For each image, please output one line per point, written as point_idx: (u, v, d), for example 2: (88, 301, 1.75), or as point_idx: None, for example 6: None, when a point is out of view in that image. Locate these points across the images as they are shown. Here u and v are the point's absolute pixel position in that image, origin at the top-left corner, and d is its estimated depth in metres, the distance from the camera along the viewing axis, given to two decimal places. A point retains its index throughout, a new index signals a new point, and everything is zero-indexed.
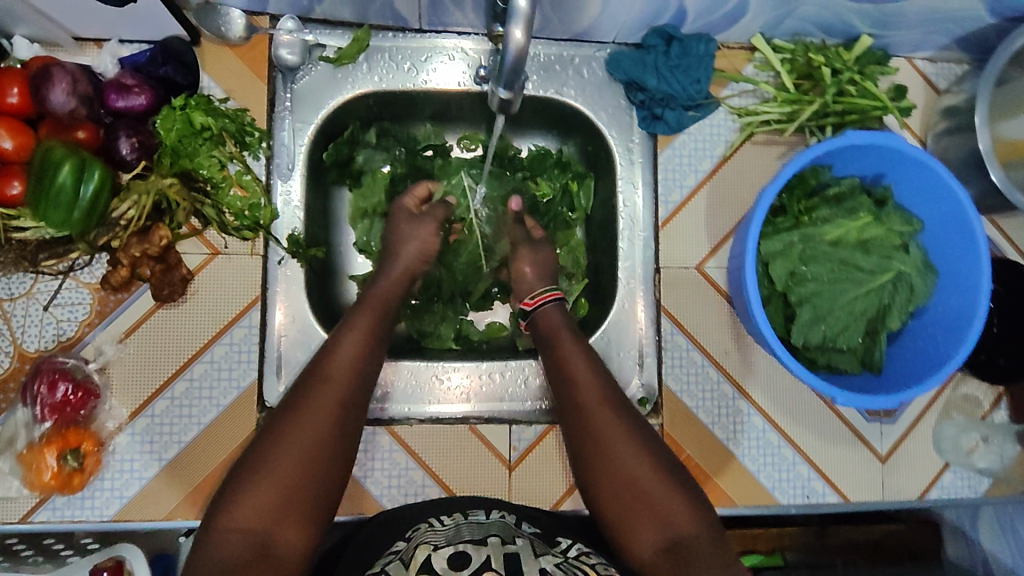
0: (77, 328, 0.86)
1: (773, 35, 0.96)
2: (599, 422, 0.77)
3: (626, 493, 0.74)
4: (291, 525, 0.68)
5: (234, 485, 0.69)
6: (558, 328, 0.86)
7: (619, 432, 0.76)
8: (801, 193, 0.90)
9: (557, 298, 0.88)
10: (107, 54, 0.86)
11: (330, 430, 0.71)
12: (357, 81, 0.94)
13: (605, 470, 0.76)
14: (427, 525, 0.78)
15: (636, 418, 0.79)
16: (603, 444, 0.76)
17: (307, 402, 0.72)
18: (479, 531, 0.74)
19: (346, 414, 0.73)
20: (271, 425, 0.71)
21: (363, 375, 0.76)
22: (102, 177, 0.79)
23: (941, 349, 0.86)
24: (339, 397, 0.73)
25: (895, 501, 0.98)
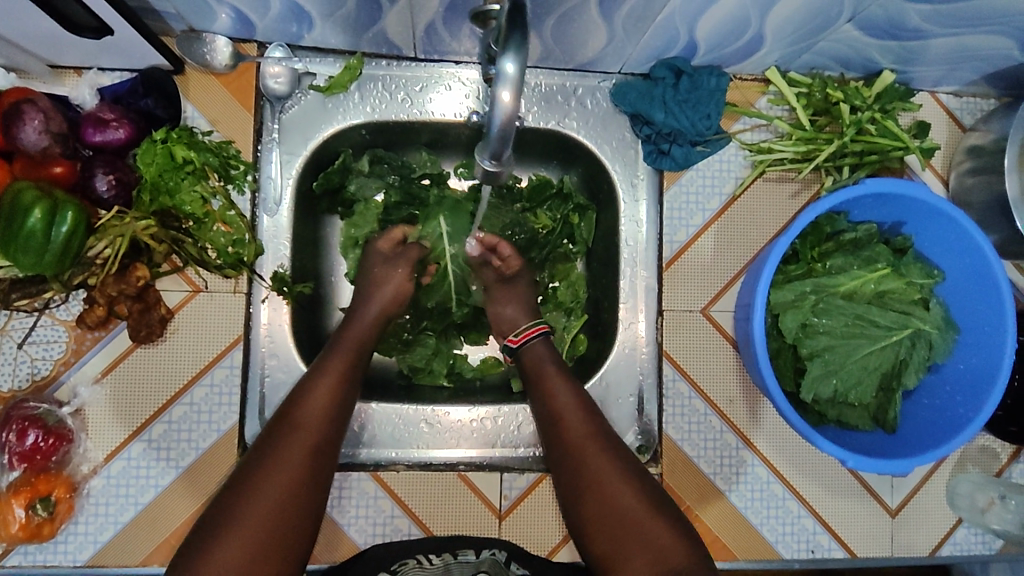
0: (53, 367, 0.82)
1: (789, 68, 0.90)
2: (587, 462, 0.76)
3: (617, 538, 0.72)
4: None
5: (204, 535, 0.66)
6: (545, 363, 0.84)
7: (608, 472, 0.75)
8: (814, 240, 0.85)
9: (545, 332, 0.87)
10: (85, 85, 0.83)
11: (303, 480, 0.70)
12: (349, 110, 0.89)
13: (591, 516, 0.74)
14: (415, 562, 0.80)
15: (626, 452, 0.78)
16: (590, 487, 0.75)
17: (278, 449, 0.71)
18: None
19: (317, 464, 0.72)
20: (243, 473, 0.70)
21: (334, 422, 0.76)
22: (75, 218, 0.75)
23: (960, 410, 0.81)
24: (310, 445, 0.72)
25: (904, 558, 0.93)
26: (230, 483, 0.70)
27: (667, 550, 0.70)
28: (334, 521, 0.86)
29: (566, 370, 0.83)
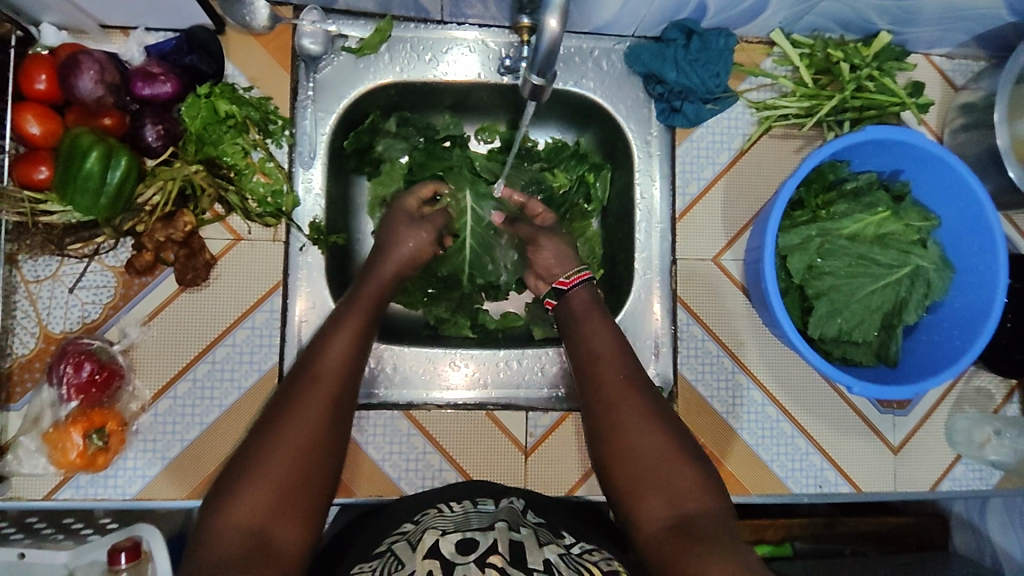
0: (102, 311, 0.86)
1: (792, 30, 0.96)
2: (617, 409, 0.79)
3: (639, 480, 0.74)
4: (290, 521, 0.66)
5: (227, 483, 0.68)
6: (589, 307, 0.88)
7: (637, 420, 0.78)
8: (819, 188, 0.91)
9: (589, 279, 0.90)
10: (133, 42, 0.88)
11: (321, 431, 0.71)
12: (379, 70, 0.94)
13: (615, 459, 0.77)
14: (435, 511, 0.80)
15: (659, 402, 0.80)
16: (617, 433, 0.77)
17: (301, 398, 0.72)
18: (486, 520, 0.75)
19: (339, 412, 0.73)
20: (267, 420, 0.71)
21: (353, 374, 0.77)
22: (128, 164, 0.80)
23: (956, 343, 0.87)
24: (332, 394, 0.73)
25: (907, 493, 0.98)
26: (256, 428, 0.71)
27: (686, 494, 0.73)
28: (370, 457, 0.91)
29: (609, 322, 0.87)
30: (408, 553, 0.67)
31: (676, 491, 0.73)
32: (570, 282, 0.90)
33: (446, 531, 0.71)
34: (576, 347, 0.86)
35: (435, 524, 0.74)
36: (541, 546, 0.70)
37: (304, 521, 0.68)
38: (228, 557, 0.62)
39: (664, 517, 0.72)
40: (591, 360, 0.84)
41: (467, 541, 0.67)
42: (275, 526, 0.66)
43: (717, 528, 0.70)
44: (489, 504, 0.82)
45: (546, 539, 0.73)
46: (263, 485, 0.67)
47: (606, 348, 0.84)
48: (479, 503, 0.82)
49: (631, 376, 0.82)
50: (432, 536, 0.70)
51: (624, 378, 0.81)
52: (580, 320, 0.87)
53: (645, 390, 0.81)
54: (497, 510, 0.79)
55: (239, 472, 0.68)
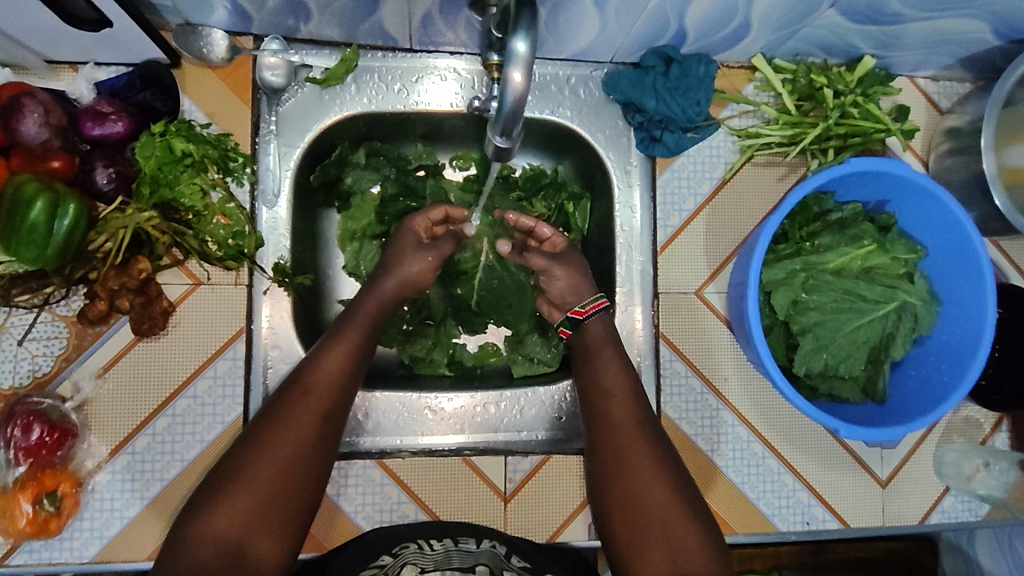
0: (54, 364, 0.82)
1: (774, 55, 0.93)
2: (627, 453, 0.77)
3: (641, 526, 0.73)
4: (267, 533, 0.67)
5: (211, 487, 0.68)
6: (602, 344, 0.85)
7: (647, 464, 0.76)
8: (803, 220, 0.87)
9: (603, 309, 0.87)
10: (82, 79, 0.83)
11: (307, 445, 0.71)
12: (345, 102, 0.90)
13: (618, 498, 0.75)
14: (415, 547, 0.79)
15: (667, 450, 0.79)
16: (625, 476, 0.76)
17: (289, 410, 0.72)
18: (468, 561, 0.76)
19: (327, 428, 0.73)
20: (252, 433, 0.71)
21: (345, 390, 0.76)
22: (77, 211, 0.75)
23: (945, 379, 0.84)
24: (322, 408, 0.73)
25: (896, 526, 0.96)
26: (244, 436, 0.71)
27: (689, 550, 0.71)
28: (342, 509, 0.87)
29: (622, 358, 0.84)
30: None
31: (679, 545, 0.71)
32: (586, 312, 0.88)
33: (424, 571, 0.73)
34: (586, 383, 0.84)
35: (415, 561, 0.75)
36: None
37: (281, 538, 0.68)
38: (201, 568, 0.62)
39: (663, 569, 0.70)
40: (600, 398, 0.82)
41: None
42: (251, 539, 0.66)
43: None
44: (472, 542, 0.81)
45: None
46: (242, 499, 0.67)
47: (616, 385, 0.82)
48: (459, 542, 0.80)
49: (643, 418, 0.80)
50: (410, 574, 0.73)
51: (636, 421, 0.79)
52: (594, 353, 0.85)
53: (654, 434, 0.79)
54: (478, 551, 0.78)
55: (220, 482, 0.68)
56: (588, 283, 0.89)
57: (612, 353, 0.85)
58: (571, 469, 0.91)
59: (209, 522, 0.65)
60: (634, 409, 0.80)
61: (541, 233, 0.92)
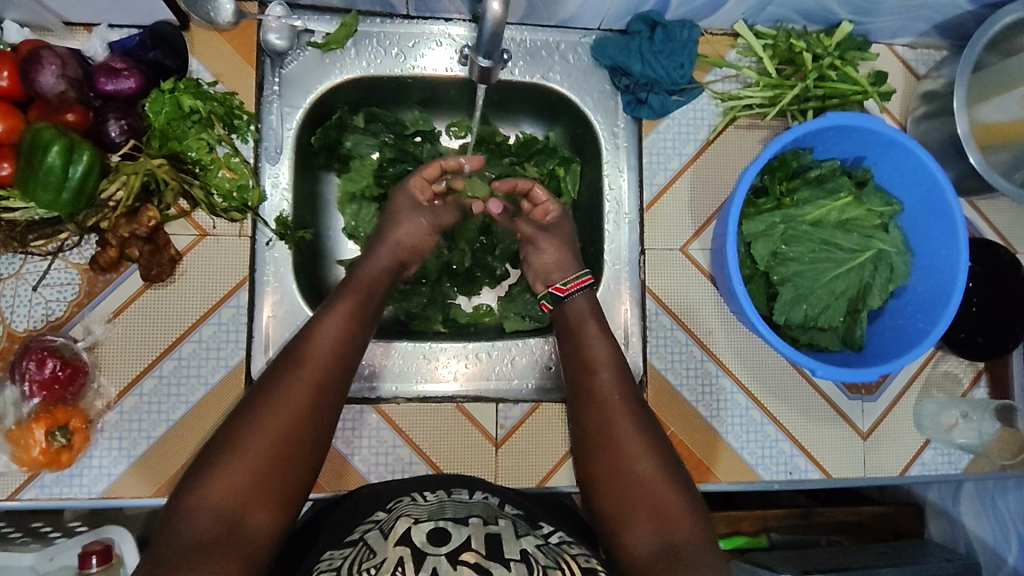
0: (66, 308, 0.86)
1: (756, 21, 0.97)
2: (615, 429, 0.80)
3: (629, 499, 0.75)
4: (263, 505, 0.69)
5: (206, 461, 0.70)
6: (585, 317, 0.89)
7: (633, 438, 0.79)
8: (783, 175, 0.91)
9: (588, 286, 0.91)
10: (96, 38, 0.87)
11: (304, 413, 0.74)
12: (345, 66, 0.95)
13: (607, 470, 0.78)
14: (409, 500, 0.81)
15: (654, 424, 0.81)
16: (613, 451, 0.78)
17: (283, 382, 0.75)
18: (462, 512, 0.77)
19: (324, 399, 0.75)
20: (249, 405, 0.73)
21: (342, 363, 0.79)
22: (91, 159, 0.79)
23: (920, 326, 0.87)
24: (316, 378, 0.76)
25: (876, 477, 0.98)
26: (239, 407, 0.73)
27: (674, 517, 0.73)
28: (339, 453, 0.90)
29: (604, 332, 0.88)
30: (380, 542, 0.70)
31: (665, 513, 0.73)
32: (568, 290, 0.92)
33: (419, 520, 0.73)
34: (573, 361, 0.87)
35: (409, 512, 0.76)
36: (518, 538, 0.73)
37: (277, 510, 0.70)
38: (200, 539, 0.64)
39: (650, 539, 0.72)
40: (587, 374, 0.85)
41: (440, 532, 0.70)
42: (250, 510, 0.68)
43: (703, 555, 0.70)
44: (465, 493, 0.83)
45: (523, 530, 0.76)
46: (239, 470, 0.69)
47: (603, 362, 0.85)
48: (453, 493, 0.82)
49: (628, 395, 0.83)
50: (405, 522, 0.73)
51: (623, 397, 0.82)
52: (579, 328, 0.89)
53: (641, 409, 0.82)
54: (472, 502, 0.80)
55: (217, 454, 0.70)
56: (573, 260, 0.95)
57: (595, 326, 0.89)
58: (560, 417, 0.93)
59: (209, 492, 0.67)
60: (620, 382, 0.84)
61: (536, 197, 0.97)
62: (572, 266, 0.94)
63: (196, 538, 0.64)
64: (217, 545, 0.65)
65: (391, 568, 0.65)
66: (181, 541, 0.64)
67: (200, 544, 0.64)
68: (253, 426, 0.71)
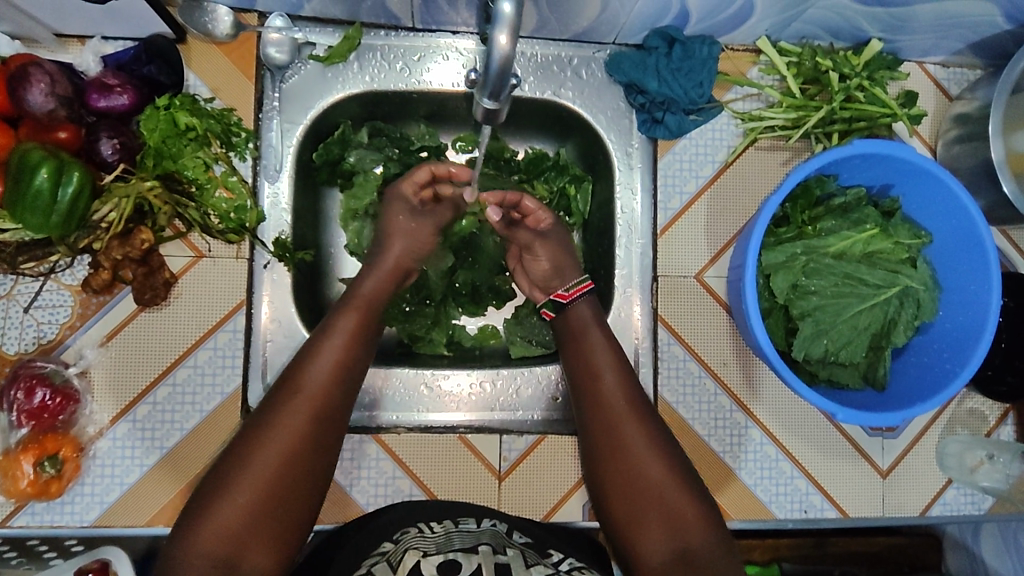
0: (58, 331, 0.83)
1: (779, 38, 0.92)
2: (624, 436, 0.76)
3: (641, 510, 0.73)
4: (257, 546, 0.65)
5: (197, 503, 0.66)
6: (588, 324, 0.84)
7: (644, 445, 0.75)
8: (805, 204, 0.87)
9: (589, 291, 0.86)
10: (89, 52, 0.85)
11: (301, 442, 0.69)
12: (348, 80, 0.91)
13: (619, 486, 0.75)
14: (416, 531, 0.77)
15: (663, 427, 0.78)
16: (624, 459, 0.75)
17: (276, 414, 0.70)
18: (470, 541, 0.74)
19: (322, 427, 0.70)
20: (240, 438, 0.69)
21: (342, 386, 0.74)
22: (81, 179, 0.77)
23: (946, 366, 0.83)
24: (313, 408, 0.71)
25: (896, 517, 0.95)
26: (230, 445, 0.69)
27: (689, 526, 0.71)
28: (338, 483, 0.88)
29: (608, 339, 0.82)
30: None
31: (679, 522, 0.72)
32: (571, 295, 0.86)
33: (428, 553, 0.71)
34: (573, 364, 0.82)
35: (417, 544, 0.73)
36: (527, 568, 0.71)
37: (274, 548, 0.66)
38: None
39: (664, 549, 0.71)
40: (590, 378, 0.80)
41: (451, 564, 0.69)
42: (243, 552, 0.64)
43: (721, 563, 0.70)
44: (472, 522, 0.80)
45: (533, 559, 0.73)
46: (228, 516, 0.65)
47: (606, 365, 0.80)
48: (459, 522, 0.79)
49: (634, 400, 0.78)
50: (414, 556, 0.70)
51: (630, 402, 0.78)
52: (581, 335, 0.83)
53: (648, 412, 0.78)
54: (480, 530, 0.77)
55: (208, 495, 0.66)
56: (571, 267, 0.90)
57: (598, 332, 0.83)
58: (566, 449, 0.91)
59: (200, 535, 0.64)
60: (628, 395, 0.78)
61: (526, 207, 0.90)
62: (573, 274, 0.89)
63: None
64: None
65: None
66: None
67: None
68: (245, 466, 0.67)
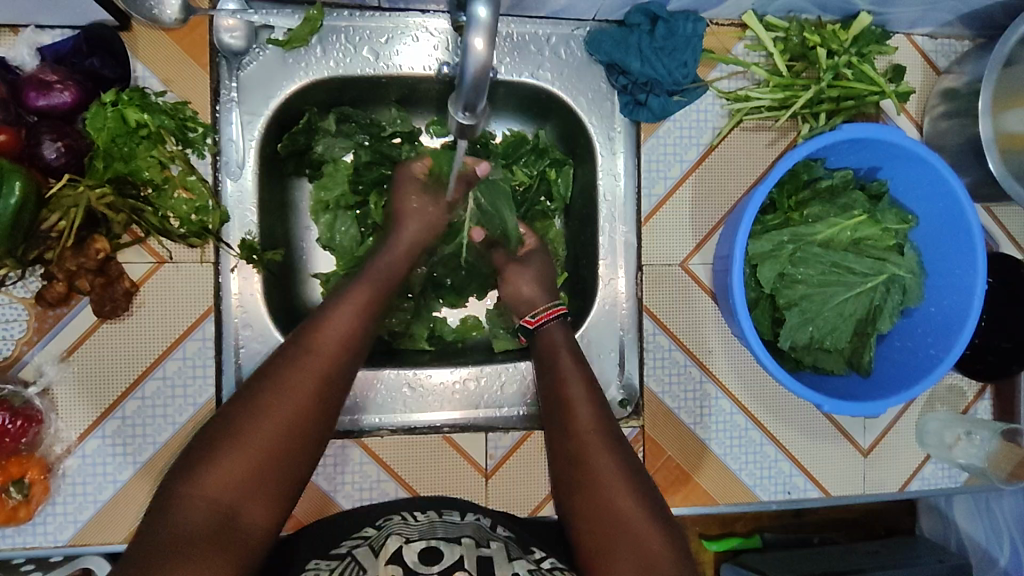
0: (15, 348, 0.79)
1: (766, 12, 0.88)
2: (594, 463, 0.70)
3: (609, 537, 0.66)
4: (258, 499, 0.61)
5: (196, 455, 0.61)
6: (558, 347, 0.81)
7: (614, 472, 0.70)
8: (792, 188, 0.85)
9: (561, 315, 0.84)
10: (23, 45, 0.78)
11: (311, 401, 0.65)
12: (311, 65, 0.85)
13: (588, 504, 0.68)
14: (399, 518, 0.76)
15: (633, 457, 0.72)
16: (593, 486, 0.69)
17: (288, 372, 0.65)
18: (453, 532, 0.72)
19: (330, 393, 0.66)
20: (250, 390, 0.64)
21: (352, 352, 0.69)
22: (24, 188, 0.71)
23: (930, 350, 0.83)
24: (325, 371, 0.66)
25: (876, 495, 0.96)
26: (234, 401, 0.64)
27: (658, 558, 0.64)
28: (321, 486, 0.86)
29: (582, 366, 0.79)
30: (370, 559, 0.66)
31: (648, 551, 0.64)
32: (538, 320, 0.85)
33: (409, 539, 0.69)
34: (546, 392, 0.78)
35: (400, 530, 0.72)
36: (509, 561, 0.66)
37: (275, 505, 0.62)
38: (187, 533, 0.57)
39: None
40: (565, 406, 0.75)
41: (432, 551, 0.66)
42: (243, 502, 0.60)
43: None
44: (456, 514, 0.78)
45: (515, 553, 0.69)
46: (235, 460, 0.60)
47: (581, 395, 0.76)
48: (443, 513, 0.78)
49: (606, 428, 0.73)
50: (397, 541, 0.69)
51: (602, 432, 0.73)
52: (553, 363, 0.79)
53: (621, 442, 0.73)
54: (464, 522, 0.76)
55: (210, 445, 0.61)
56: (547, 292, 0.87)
57: (569, 356, 0.80)
58: None
59: (198, 484, 0.59)
60: (600, 420, 0.74)
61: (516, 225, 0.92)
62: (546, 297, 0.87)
63: (185, 531, 0.57)
64: (208, 541, 0.57)
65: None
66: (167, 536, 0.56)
67: (188, 542, 0.56)
68: (260, 418, 0.62)
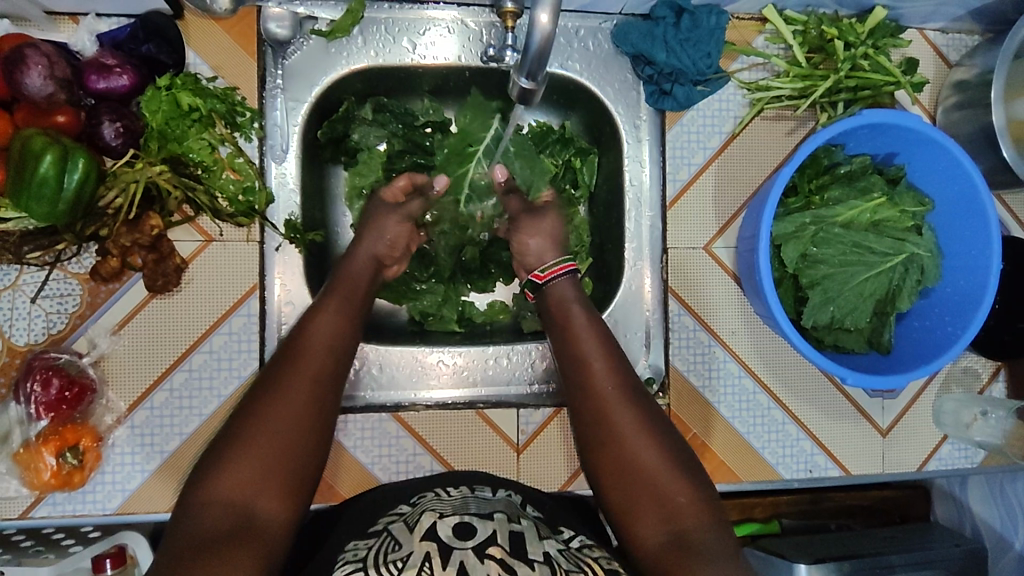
0: (68, 321, 0.82)
1: (785, 6, 0.93)
2: (611, 422, 0.73)
3: (632, 496, 0.69)
4: (270, 492, 0.63)
5: (207, 462, 0.64)
6: (568, 304, 0.83)
7: (635, 431, 0.72)
8: (813, 173, 0.89)
9: (570, 271, 0.86)
10: (84, 32, 0.82)
11: (310, 396, 0.68)
12: (352, 55, 0.89)
13: (611, 466, 0.71)
14: (433, 495, 0.76)
15: (652, 411, 0.74)
16: (614, 448, 0.71)
17: (285, 370, 0.69)
18: (486, 507, 0.71)
19: (326, 386, 0.69)
20: (252, 394, 0.68)
21: (342, 349, 0.73)
22: (87, 166, 0.74)
23: (949, 329, 0.86)
24: (315, 367, 0.70)
25: (895, 474, 0.99)
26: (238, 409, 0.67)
27: (681, 510, 0.68)
28: (357, 458, 0.88)
29: (591, 323, 0.81)
30: (406, 535, 0.65)
31: (671, 505, 0.68)
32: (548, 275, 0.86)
33: (444, 514, 0.67)
34: (561, 351, 0.80)
35: (433, 506, 0.71)
36: (540, 539, 0.67)
37: (289, 494, 0.64)
38: (207, 535, 0.59)
39: (658, 537, 0.67)
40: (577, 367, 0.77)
41: (467, 526, 0.65)
42: (257, 497, 0.62)
43: (714, 543, 0.65)
44: (487, 491, 0.79)
45: (546, 532, 0.69)
46: (243, 460, 0.63)
47: (592, 354, 0.78)
48: (475, 490, 0.78)
49: (621, 386, 0.75)
50: (431, 518, 0.67)
51: (617, 387, 0.75)
52: (563, 319, 0.82)
53: (636, 394, 0.75)
54: (495, 498, 0.76)
55: (218, 451, 0.64)
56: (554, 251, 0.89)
57: (580, 313, 0.81)
58: None
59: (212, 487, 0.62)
60: (614, 376, 0.76)
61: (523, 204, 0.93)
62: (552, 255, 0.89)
63: (203, 534, 0.59)
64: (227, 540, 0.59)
65: (417, 564, 0.61)
66: (185, 540, 0.59)
67: (207, 542, 0.58)
68: (260, 416, 0.65)
